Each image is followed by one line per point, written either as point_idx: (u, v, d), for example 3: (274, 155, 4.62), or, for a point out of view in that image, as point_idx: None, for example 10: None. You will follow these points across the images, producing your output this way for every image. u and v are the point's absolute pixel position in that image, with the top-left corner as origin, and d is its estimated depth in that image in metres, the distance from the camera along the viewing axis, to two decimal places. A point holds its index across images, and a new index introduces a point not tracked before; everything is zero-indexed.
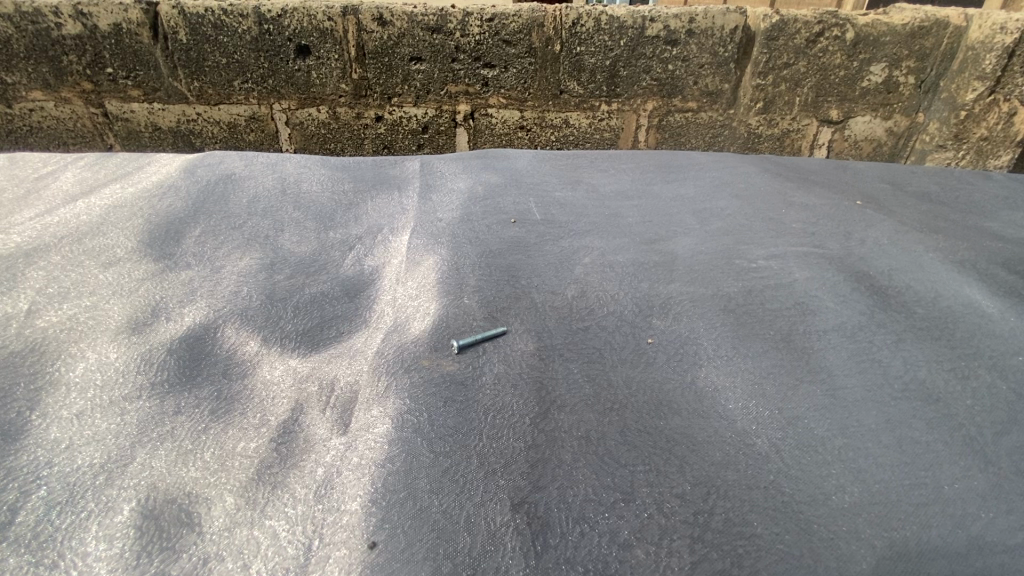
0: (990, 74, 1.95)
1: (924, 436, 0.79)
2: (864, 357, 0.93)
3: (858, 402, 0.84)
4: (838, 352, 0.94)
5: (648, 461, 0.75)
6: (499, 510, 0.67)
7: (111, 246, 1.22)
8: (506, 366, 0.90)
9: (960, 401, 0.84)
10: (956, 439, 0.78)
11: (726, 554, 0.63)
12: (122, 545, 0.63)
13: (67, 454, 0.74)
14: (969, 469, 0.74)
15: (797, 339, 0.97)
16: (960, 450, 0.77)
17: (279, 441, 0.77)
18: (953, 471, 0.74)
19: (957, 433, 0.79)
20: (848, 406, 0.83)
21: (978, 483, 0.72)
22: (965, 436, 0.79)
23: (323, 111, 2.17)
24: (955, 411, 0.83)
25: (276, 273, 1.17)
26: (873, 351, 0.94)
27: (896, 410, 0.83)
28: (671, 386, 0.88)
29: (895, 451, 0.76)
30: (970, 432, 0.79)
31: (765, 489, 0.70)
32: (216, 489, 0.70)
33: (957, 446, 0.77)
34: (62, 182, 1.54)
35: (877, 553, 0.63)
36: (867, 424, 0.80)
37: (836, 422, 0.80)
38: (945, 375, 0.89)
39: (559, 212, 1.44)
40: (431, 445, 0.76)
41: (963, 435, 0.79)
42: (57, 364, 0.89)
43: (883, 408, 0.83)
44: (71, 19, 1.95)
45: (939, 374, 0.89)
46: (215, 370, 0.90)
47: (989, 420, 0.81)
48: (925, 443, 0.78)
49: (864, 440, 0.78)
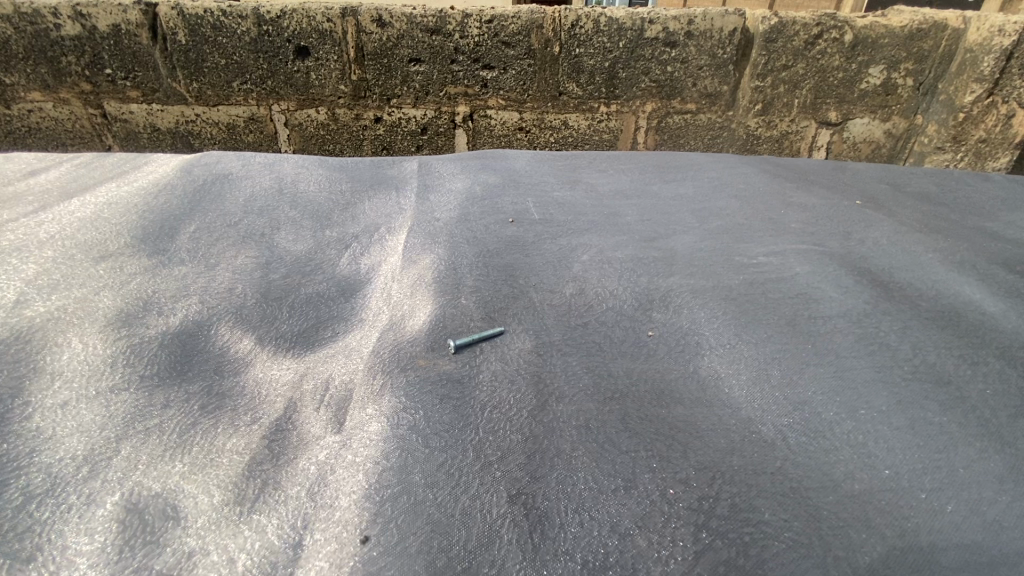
0: (988, 76, 1.94)
1: (938, 418, 0.78)
2: (872, 341, 0.92)
3: (867, 382, 0.84)
4: (845, 335, 0.94)
5: (651, 447, 0.74)
6: (496, 502, 0.67)
7: (104, 243, 1.21)
8: (503, 363, 0.89)
9: (972, 384, 0.84)
10: (970, 421, 0.78)
11: (731, 543, 0.62)
12: (104, 540, 0.62)
13: (51, 446, 0.73)
14: (986, 451, 0.74)
15: (803, 322, 0.97)
16: (977, 431, 0.76)
17: (271, 437, 0.76)
18: (968, 454, 0.73)
19: (972, 414, 0.79)
20: (857, 387, 0.83)
21: (994, 465, 0.72)
22: (979, 418, 0.78)
23: (322, 112, 2.16)
24: (967, 394, 0.82)
25: (272, 272, 1.16)
26: (880, 336, 0.93)
27: (908, 391, 0.82)
28: (673, 376, 0.87)
29: (908, 433, 0.76)
30: (983, 415, 0.79)
31: (772, 475, 0.70)
32: (205, 484, 0.69)
33: (973, 428, 0.77)
34: (57, 181, 1.53)
35: (887, 542, 0.62)
36: (877, 405, 0.80)
37: (845, 405, 0.80)
38: (955, 360, 0.89)
39: (558, 212, 1.44)
40: (426, 441, 0.75)
41: (977, 417, 0.79)
42: (44, 354, 0.88)
43: (895, 389, 0.83)
44: (69, 19, 1.94)
45: (948, 358, 0.89)
46: (208, 367, 0.89)
47: (1001, 404, 0.81)
48: (940, 424, 0.77)
49: (875, 423, 0.77)
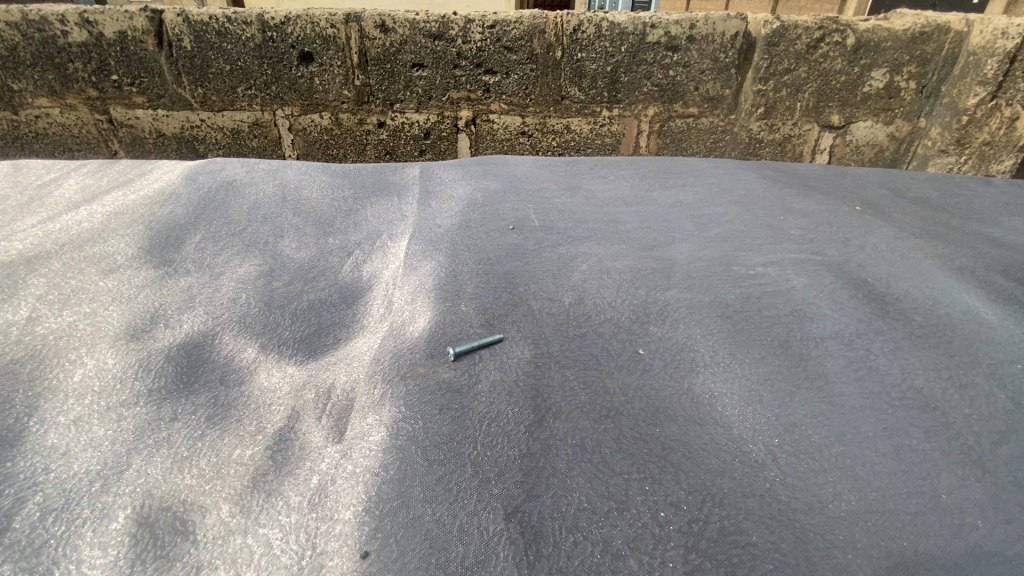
0: (991, 79, 1.95)
1: (922, 445, 0.77)
2: (861, 364, 0.92)
3: (855, 409, 0.83)
4: (837, 359, 0.93)
5: (643, 468, 0.74)
6: (493, 519, 0.67)
7: (112, 253, 1.23)
8: (502, 373, 0.90)
9: (958, 409, 0.83)
10: (952, 448, 0.77)
11: (720, 564, 0.62)
12: (117, 554, 0.63)
13: (64, 460, 0.74)
14: (968, 480, 0.72)
15: (795, 345, 0.97)
16: (961, 456, 0.76)
17: (275, 449, 0.77)
18: (950, 481, 0.72)
19: (956, 442, 0.78)
20: (845, 413, 0.82)
21: (975, 493, 0.70)
22: (963, 445, 0.77)
23: (325, 117, 2.18)
24: (952, 420, 0.81)
25: (275, 279, 1.17)
26: (870, 358, 0.93)
27: (894, 418, 0.81)
28: (668, 393, 0.88)
29: (893, 460, 0.75)
30: (967, 442, 0.78)
31: (761, 497, 0.69)
32: (212, 497, 0.70)
33: (956, 455, 0.76)
34: (64, 190, 1.55)
35: (874, 563, 0.62)
36: (864, 431, 0.79)
37: (834, 429, 0.79)
38: (943, 384, 0.88)
39: (558, 219, 1.45)
40: (426, 454, 0.75)
41: (961, 444, 0.77)
42: (56, 371, 0.89)
43: (881, 416, 0.82)
44: (76, 26, 1.97)
45: (936, 383, 0.88)
46: (212, 377, 0.90)
47: (985, 431, 0.79)
48: (924, 452, 0.76)
49: (862, 447, 0.77)
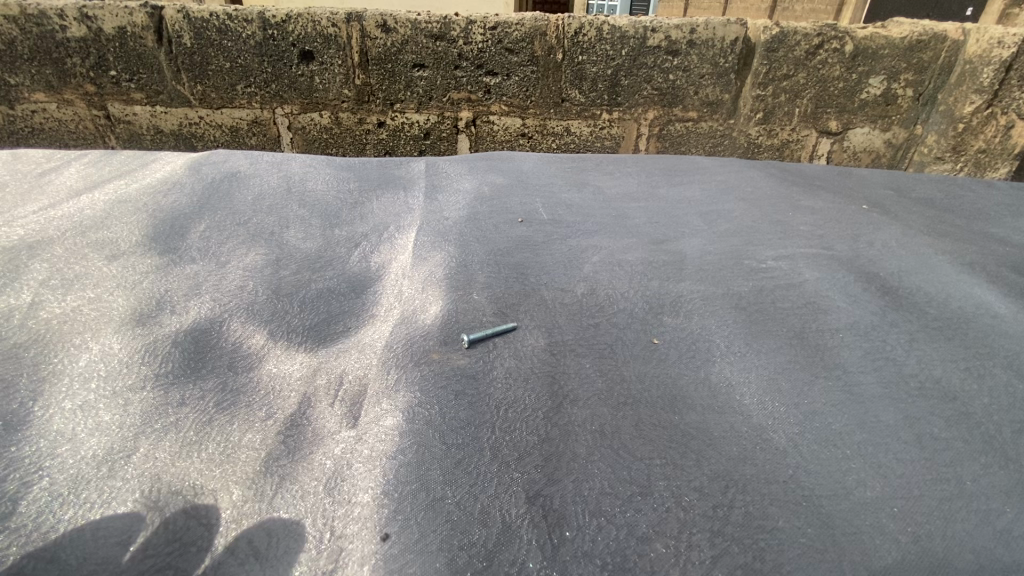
0: (987, 87, 1.97)
1: (944, 432, 0.77)
2: (878, 355, 0.91)
3: (875, 398, 0.82)
4: (853, 349, 0.93)
5: (664, 455, 0.73)
6: (514, 503, 0.66)
7: (115, 241, 1.21)
8: (516, 360, 0.89)
9: (977, 399, 0.83)
10: (974, 437, 0.76)
11: (747, 548, 0.61)
12: (127, 540, 0.62)
13: (69, 444, 0.72)
14: (991, 466, 0.72)
15: (810, 336, 0.96)
16: (982, 445, 0.75)
17: (286, 433, 0.76)
18: (974, 468, 0.71)
19: (977, 431, 0.77)
20: (865, 402, 0.82)
21: (999, 480, 0.70)
22: (984, 434, 0.77)
23: (325, 116, 2.17)
24: (972, 410, 0.81)
25: (282, 268, 1.16)
26: (887, 349, 0.93)
27: (914, 407, 0.81)
28: (685, 382, 0.87)
29: (915, 447, 0.74)
30: (988, 430, 0.77)
31: (785, 484, 0.69)
32: (224, 481, 0.68)
33: (978, 444, 0.75)
34: (65, 179, 1.52)
35: (902, 548, 0.61)
36: (886, 419, 0.79)
37: (854, 417, 0.79)
38: (961, 374, 0.88)
39: (565, 213, 1.44)
40: (443, 438, 0.74)
41: (982, 433, 0.77)
42: (60, 355, 0.87)
43: (901, 404, 0.81)
44: (75, 21, 1.95)
45: (954, 373, 0.88)
46: (220, 363, 0.89)
47: (1006, 420, 0.79)
48: (945, 440, 0.75)
49: (884, 435, 0.76)
